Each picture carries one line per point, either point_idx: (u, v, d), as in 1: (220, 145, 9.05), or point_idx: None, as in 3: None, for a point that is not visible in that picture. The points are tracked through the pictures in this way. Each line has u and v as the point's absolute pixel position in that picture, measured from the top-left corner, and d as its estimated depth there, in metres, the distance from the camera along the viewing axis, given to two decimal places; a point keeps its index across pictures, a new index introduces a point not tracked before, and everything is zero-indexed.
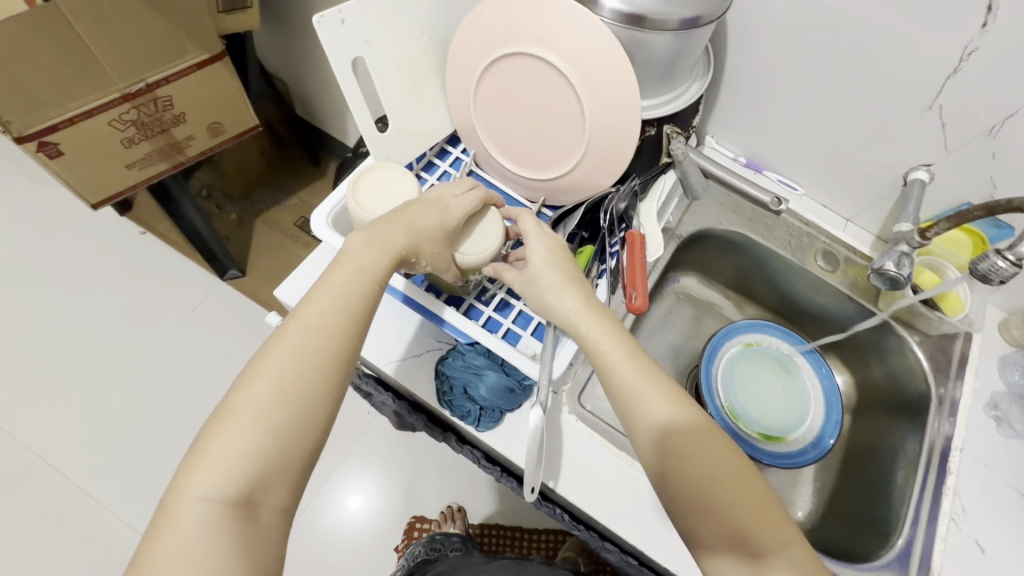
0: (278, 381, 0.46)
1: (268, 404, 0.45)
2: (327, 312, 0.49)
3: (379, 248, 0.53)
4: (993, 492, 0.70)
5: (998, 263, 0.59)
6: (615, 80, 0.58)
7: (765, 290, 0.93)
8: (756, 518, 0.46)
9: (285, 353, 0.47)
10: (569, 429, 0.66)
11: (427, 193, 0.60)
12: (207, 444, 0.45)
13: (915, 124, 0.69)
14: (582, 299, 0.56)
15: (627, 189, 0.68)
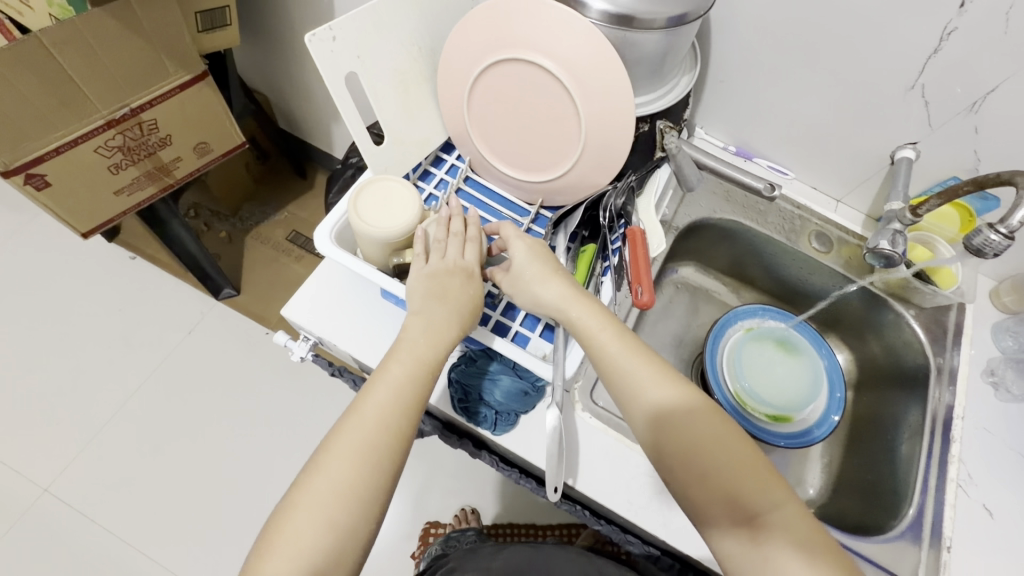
0: (345, 470, 0.49)
1: (333, 499, 0.48)
2: (388, 402, 0.53)
3: (434, 337, 0.56)
4: (996, 456, 0.73)
5: (991, 236, 0.61)
6: (607, 79, 0.58)
7: (760, 274, 0.95)
8: (759, 494, 0.47)
9: (350, 440, 0.50)
10: (583, 426, 0.67)
11: (449, 254, 0.60)
12: (276, 532, 0.47)
13: (900, 104, 0.71)
14: (567, 284, 0.58)
15: (622, 186, 0.69)
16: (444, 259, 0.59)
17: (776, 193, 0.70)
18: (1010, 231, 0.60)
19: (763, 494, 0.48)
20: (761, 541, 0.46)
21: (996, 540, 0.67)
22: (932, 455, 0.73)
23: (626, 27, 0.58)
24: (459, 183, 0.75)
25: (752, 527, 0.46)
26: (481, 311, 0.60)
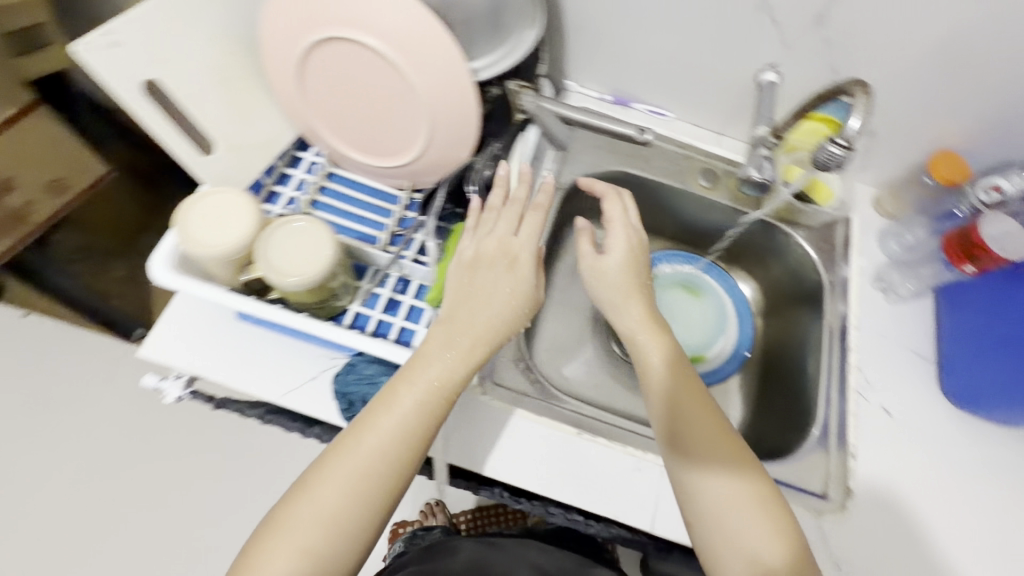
0: (330, 510, 0.50)
1: (312, 532, 0.49)
2: (407, 428, 0.52)
3: (461, 358, 0.55)
4: (892, 358, 0.75)
5: (833, 150, 0.63)
6: (430, 46, 0.54)
7: (659, 222, 0.93)
8: (730, 476, 0.56)
9: (337, 480, 0.51)
10: (486, 409, 0.66)
11: (488, 243, 0.61)
12: (255, 551, 0.50)
13: (752, 26, 0.70)
14: (645, 307, 0.65)
15: (488, 155, 0.67)
16: (488, 251, 0.60)
17: (648, 138, 0.74)
18: (848, 142, 0.62)
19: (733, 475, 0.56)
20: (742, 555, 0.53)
21: (896, 437, 0.70)
22: (832, 368, 0.75)
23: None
24: (322, 181, 0.70)
25: (723, 503, 0.55)
26: (516, 314, 0.59)
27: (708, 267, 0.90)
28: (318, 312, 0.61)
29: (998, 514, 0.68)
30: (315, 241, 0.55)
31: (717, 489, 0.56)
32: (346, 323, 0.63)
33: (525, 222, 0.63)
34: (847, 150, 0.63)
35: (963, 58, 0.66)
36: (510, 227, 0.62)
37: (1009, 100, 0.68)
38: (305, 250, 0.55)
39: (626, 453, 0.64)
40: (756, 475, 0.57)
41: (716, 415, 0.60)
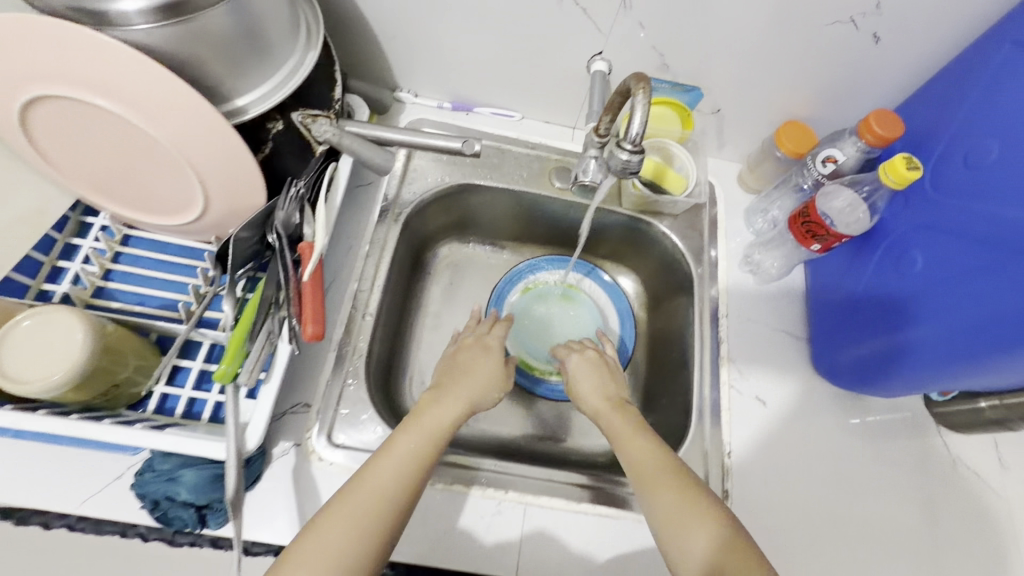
0: (338, 556, 0.46)
1: (321, 572, 0.45)
2: (399, 470, 0.51)
3: (452, 403, 0.59)
4: (764, 344, 0.73)
5: (623, 155, 0.49)
6: (163, 90, 0.46)
7: (535, 231, 0.86)
8: (671, 500, 0.53)
9: (350, 522, 0.47)
10: (323, 474, 0.59)
11: (467, 338, 0.70)
12: None
13: (564, 17, 0.65)
14: (596, 359, 0.71)
15: (290, 197, 0.59)
16: (463, 342, 0.69)
17: (474, 148, 0.67)
18: (635, 144, 0.48)
19: (676, 500, 0.53)
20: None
21: (770, 427, 0.69)
22: (703, 361, 0.71)
23: (177, 17, 0.45)
24: (116, 246, 0.63)
25: (671, 530, 0.52)
26: (495, 375, 0.65)
27: (546, 260, 0.85)
28: (113, 404, 0.55)
29: (874, 486, 0.68)
30: (66, 332, 0.49)
31: (666, 520, 0.52)
32: (151, 410, 0.56)
33: (493, 322, 0.73)
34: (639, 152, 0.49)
35: (782, 27, 0.62)
36: (483, 326, 0.72)
37: (837, 66, 0.65)
38: (55, 346, 0.49)
39: (485, 495, 0.61)
40: (701, 492, 0.53)
41: (648, 446, 0.58)
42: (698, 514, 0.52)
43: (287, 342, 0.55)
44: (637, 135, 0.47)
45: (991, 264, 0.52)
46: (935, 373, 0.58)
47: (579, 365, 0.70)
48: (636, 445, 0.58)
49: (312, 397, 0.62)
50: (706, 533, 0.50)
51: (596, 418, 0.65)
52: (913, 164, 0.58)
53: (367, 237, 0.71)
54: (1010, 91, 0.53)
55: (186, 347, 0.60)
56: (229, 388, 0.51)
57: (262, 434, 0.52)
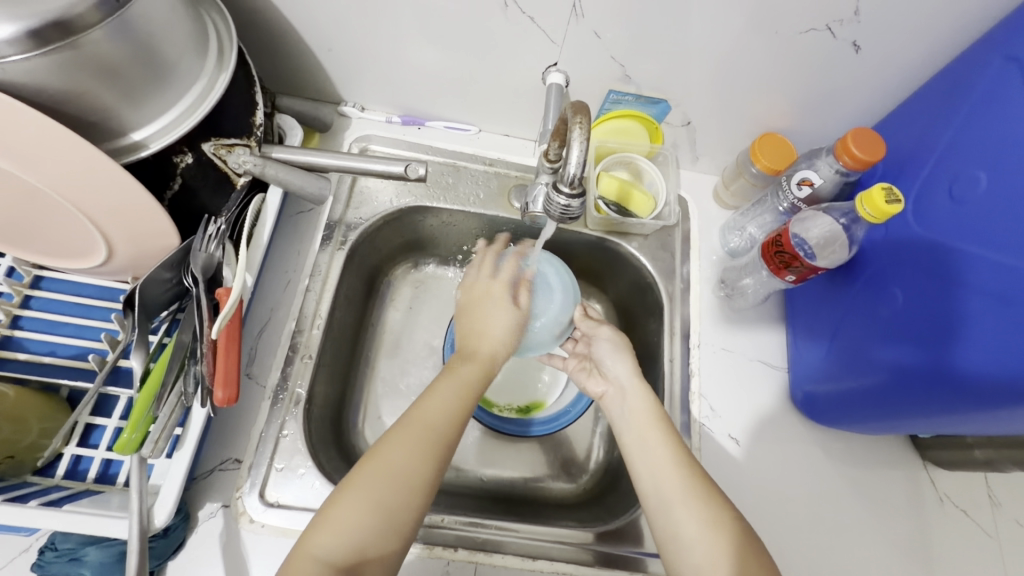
0: (401, 475, 0.46)
1: (388, 488, 0.46)
2: (453, 398, 0.52)
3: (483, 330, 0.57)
4: (739, 375, 0.68)
5: (562, 199, 0.49)
6: (34, 133, 0.41)
7: None
8: (693, 513, 0.49)
9: (412, 443, 0.48)
10: (253, 538, 0.54)
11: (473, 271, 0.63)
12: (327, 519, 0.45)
13: (511, 27, 0.59)
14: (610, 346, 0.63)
15: (208, 235, 0.54)
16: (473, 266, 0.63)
17: (418, 173, 0.62)
18: (572, 187, 0.47)
19: (701, 516, 0.49)
20: None
21: (744, 468, 0.64)
22: (673, 398, 0.65)
23: (43, 47, 0.38)
24: (25, 290, 0.56)
25: (699, 549, 0.47)
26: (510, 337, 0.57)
27: None
28: (16, 472, 0.50)
29: (857, 531, 0.62)
30: None
31: (688, 537, 0.48)
32: (59, 475, 0.51)
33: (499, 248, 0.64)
34: (577, 194, 0.48)
35: (753, 36, 0.56)
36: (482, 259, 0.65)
37: (813, 77, 0.60)
38: None
39: (432, 555, 0.56)
40: (726, 516, 0.49)
41: (663, 453, 0.53)
42: (727, 530, 0.48)
43: (201, 405, 0.51)
44: (572, 178, 0.47)
45: (969, 313, 0.48)
46: (898, 420, 0.55)
47: (607, 343, 0.63)
48: (659, 448, 0.53)
49: (243, 453, 0.57)
50: (726, 544, 0.47)
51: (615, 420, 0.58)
52: (892, 196, 0.53)
53: (307, 269, 0.65)
54: (999, 117, 0.49)
55: (102, 403, 0.55)
56: (132, 457, 0.47)
57: (172, 509, 0.48)
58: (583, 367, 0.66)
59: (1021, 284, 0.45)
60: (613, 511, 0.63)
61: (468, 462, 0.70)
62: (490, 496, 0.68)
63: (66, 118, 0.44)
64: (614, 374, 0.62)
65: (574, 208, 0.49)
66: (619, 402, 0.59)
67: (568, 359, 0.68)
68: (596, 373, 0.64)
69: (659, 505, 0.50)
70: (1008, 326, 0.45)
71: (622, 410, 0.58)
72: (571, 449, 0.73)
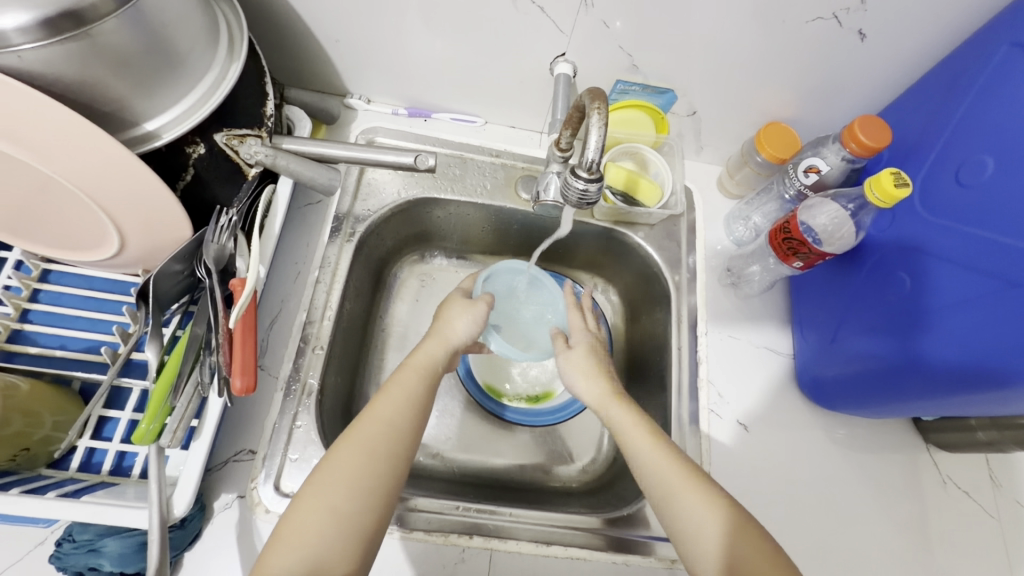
0: (357, 478, 0.47)
1: (342, 491, 0.46)
2: (408, 397, 0.53)
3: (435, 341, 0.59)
4: (744, 361, 0.69)
5: (579, 184, 0.50)
6: (50, 124, 0.41)
7: (506, 243, 0.79)
8: (695, 502, 0.49)
9: (367, 443, 0.49)
10: (269, 527, 0.54)
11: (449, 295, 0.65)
12: (289, 521, 0.45)
13: (521, 17, 0.59)
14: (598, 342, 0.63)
15: (220, 227, 0.53)
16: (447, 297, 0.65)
17: (427, 164, 0.65)
18: (592, 171, 0.48)
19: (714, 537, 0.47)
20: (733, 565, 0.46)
21: (751, 452, 0.65)
22: (681, 384, 0.66)
23: (57, 36, 0.38)
24: (33, 283, 0.56)
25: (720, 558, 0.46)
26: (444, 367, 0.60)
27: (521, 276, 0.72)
28: (30, 465, 0.50)
29: (863, 515, 0.63)
30: None
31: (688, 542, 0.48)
32: (74, 465, 0.51)
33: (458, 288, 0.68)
34: (596, 179, 0.49)
35: (759, 27, 0.57)
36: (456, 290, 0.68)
37: (819, 67, 0.60)
38: None
39: (447, 543, 0.56)
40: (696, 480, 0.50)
41: (660, 456, 0.51)
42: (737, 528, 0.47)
43: (218, 394, 0.51)
44: (592, 162, 0.48)
45: (954, 300, 0.51)
46: (901, 400, 0.56)
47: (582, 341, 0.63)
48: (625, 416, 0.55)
49: (257, 444, 0.57)
50: (725, 545, 0.47)
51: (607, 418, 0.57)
52: (900, 180, 0.54)
53: (316, 261, 0.65)
54: (1003, 99, 0.50)
55: (115, 395, 0.55)
56: (150, 447, 0.48)
57: (191, 498, 0.48)
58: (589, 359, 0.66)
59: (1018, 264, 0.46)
60: (624, 497, 0.64)
61: (478, 452, 0.70)
62: (500, 485, 0.68)
63: (79, 108, 0.44)
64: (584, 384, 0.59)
65: (592, 193, 0.50)
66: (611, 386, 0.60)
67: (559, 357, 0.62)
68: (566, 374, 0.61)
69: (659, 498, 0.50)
70: (1004, 309, 0.47)
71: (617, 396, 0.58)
72: (580, 437, 0.73)
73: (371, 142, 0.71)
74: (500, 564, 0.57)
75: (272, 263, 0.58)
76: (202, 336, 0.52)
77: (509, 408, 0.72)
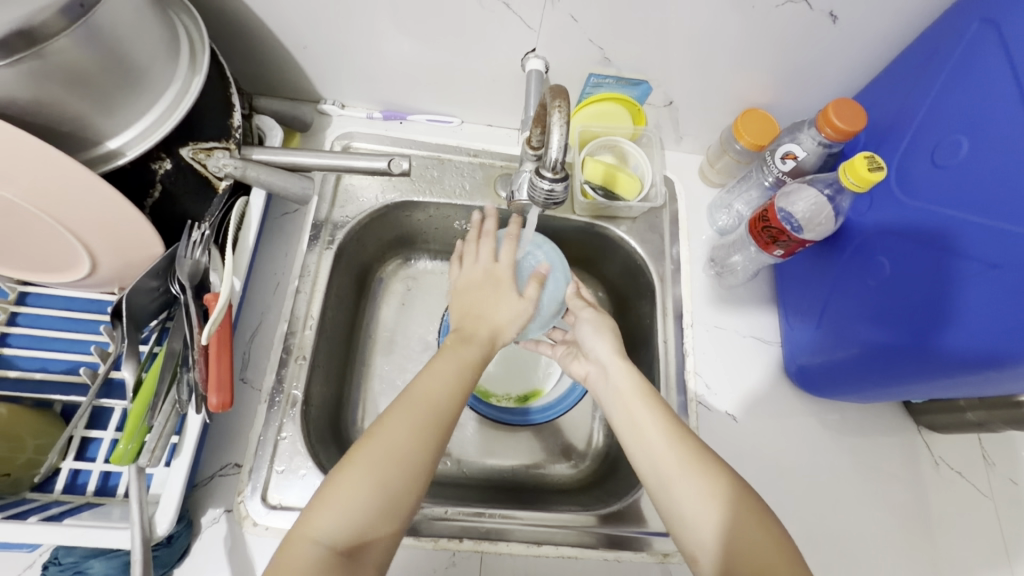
0: (398, 455, 0.46)
1: (385, 469, 0.45)
2: (449, 377, 0.51)
3: (479, 324, 0.56)
4: (733, 353, 0.68)
5: (546, 185, 0.50)
6: (8, 147, 0.40)
7: None
8: (689, 482, 0.49)
9: (407, 421, 0.47)
10: (257, 539, 0.54)
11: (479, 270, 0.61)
12: (330, 490, 0.44)
13: (489, 14, 0.58)
14: (599, 318, 0.64)
15: (192, 241, 0.53)
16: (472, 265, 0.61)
17: (401, 167, 0.63)
18: (556, 172, 0.48)
19: (697, 479, 0.49)
20: (714, 486, 0.48)
21: (741, 442, 0.64)
22: (669, 377, 0.66)
23: (8, 57, 0.37)
24: (10, 307, 0.55)
25: (719, 547, 0.46)
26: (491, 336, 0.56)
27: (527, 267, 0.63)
28: (14, 490, 0.50)
29: (856, 503, 0.63)
30: None
31: (680, 491, 0.49)
32: (59, 487, 0.51)
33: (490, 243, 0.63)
34: (562, 178, 0.50)
35: (730, 14, 0.56)
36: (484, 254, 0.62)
37: (793, 50, 0.60)
38: None
39: (438, 548, 0.56)
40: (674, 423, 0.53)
41: (649, 418, 0.53)
42: (726, 493, 0.48)
43: (196, 412, 0.51)
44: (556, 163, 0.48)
45: (962, 275, 0.48)
46: (894, 386, 0.55)
47: (586, 322, 0.64)
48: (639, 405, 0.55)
49: (245, 457, 0.57)
50: (716, 484, 0.48)
51: (603, 371, 0.61)
52: (875, 164, 0.54)
53: (296, 270, 0.65)
54: (977, 77, 0.49)
55: (96, 415, 0.55)
56: (130, 468, 0.47)
57: (174, 516, 0.48)
58: (568, 352, 0.67)
59: (1016, 250, 0.44)
60: (615, 492, 0.64)
61: (469, 453, 0.70)
62: (493, 486, 0.68)
63: (36, 130, 0.43)
64: (595, 353, 0.62)
65: (558, 191, 0.50)
66: (603, 380, 0.60)
67: (556, 346, 0.69)
68: (578, 356, 0.65)
69: (654, 481, 0.50)
70: (999, 290, 0.45)
71: (606, 386, 0.59)
72: (571, 433, 0.73)
73: (347, 148, 0.70)
74: (491, 565, 0.57)
75: (247, 275, 0.58)
76: (177, 354, 0.52)
77: (532, 412, 0.72)
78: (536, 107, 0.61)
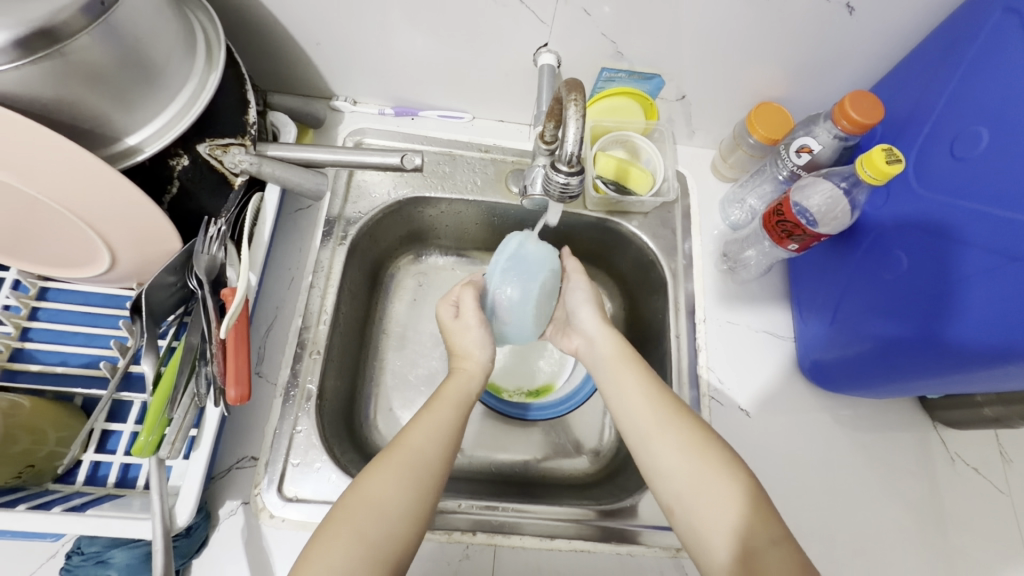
0: (383, 506, 0.46)
1: (371, 520, 0.45)
2: (438, 426, 0.51)
3: (467, 377, 0.57)
4: (746, 348, 0.68)
5: (561, 178, 0.50)
6: (30, 144, 0.41)
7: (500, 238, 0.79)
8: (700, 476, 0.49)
9: (395, 474, 0.47)
10: (274, 531, 0.55)
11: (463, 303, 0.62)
12: (315, 550, 0.43)
13: (502, 10, 0.58)
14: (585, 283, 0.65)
15: (209, 237, 0.53)
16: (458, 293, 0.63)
17: (414, 163, 0.63)
18: (571, 165, 0.48)
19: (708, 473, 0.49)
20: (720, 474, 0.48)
21: (754, 437, 0.64)
22: (681, 372, 0.65)
23: (31, 56, 0.38)
24: (31, 302, 0.56)
25: (731, 544, 0.45)
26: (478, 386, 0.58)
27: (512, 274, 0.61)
28: (37, 481, 0.51)
29: (871, 498, 0.63)
30: None
31: (687, 482, 0.48)
32: (81, 478, 0.52)
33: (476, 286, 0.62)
34: (578, 171, 0.50)
35: (745, 7, 0.55)
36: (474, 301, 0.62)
37: (809, 42, 0.59)
38: None
39: (451, 540, 0.57)
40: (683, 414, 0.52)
41: (650, 405, 0.53)
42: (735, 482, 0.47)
43: (214, 405, 0.52)
44: (572, 155, 0.48)
45: (977, 269, 0.48)
46: (905, 381, 0.55)
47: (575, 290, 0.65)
48: (641, 392, 0.55)
49: (260, 450, 0.57)
50: (722, 473, 0.47)
51: (592, 341, 0.62)
52: (892, 156, 0.53)
53: (309, 266, 0.65)
54: (1002, 67, 0.48)
55: (116, 409, 0.56)
56: (151, 459, 0.48)
57: (193, 507, 0.49)
58: (558, 328, 0.67)
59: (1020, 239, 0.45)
60: (626, 487, 0.64)
61: (479, 448, 0.70)
62: (504, 481, 0.68)
63: (55, 127, 0.44)
64: (582, 324, 0.63)
65: (573, 185, 0.50)
66: (591, 350, 0.61)
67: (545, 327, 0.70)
68: (567, 329, 0.66)
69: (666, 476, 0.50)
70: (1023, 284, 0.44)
71: (594, 358, 0.60)
72: (582, 428, 0.73)
73: (359, 144, 0.71)
74: (504, 559, 0.57)
75: (260, 270, 0.59)
76: (194, 348, 0.52)
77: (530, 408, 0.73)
78: (549, 102, 0.60)
